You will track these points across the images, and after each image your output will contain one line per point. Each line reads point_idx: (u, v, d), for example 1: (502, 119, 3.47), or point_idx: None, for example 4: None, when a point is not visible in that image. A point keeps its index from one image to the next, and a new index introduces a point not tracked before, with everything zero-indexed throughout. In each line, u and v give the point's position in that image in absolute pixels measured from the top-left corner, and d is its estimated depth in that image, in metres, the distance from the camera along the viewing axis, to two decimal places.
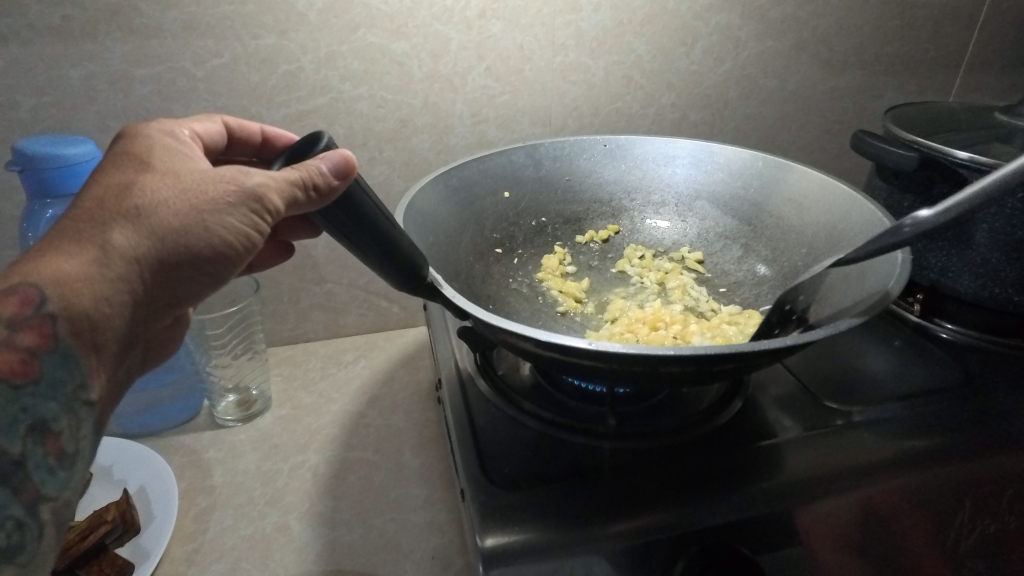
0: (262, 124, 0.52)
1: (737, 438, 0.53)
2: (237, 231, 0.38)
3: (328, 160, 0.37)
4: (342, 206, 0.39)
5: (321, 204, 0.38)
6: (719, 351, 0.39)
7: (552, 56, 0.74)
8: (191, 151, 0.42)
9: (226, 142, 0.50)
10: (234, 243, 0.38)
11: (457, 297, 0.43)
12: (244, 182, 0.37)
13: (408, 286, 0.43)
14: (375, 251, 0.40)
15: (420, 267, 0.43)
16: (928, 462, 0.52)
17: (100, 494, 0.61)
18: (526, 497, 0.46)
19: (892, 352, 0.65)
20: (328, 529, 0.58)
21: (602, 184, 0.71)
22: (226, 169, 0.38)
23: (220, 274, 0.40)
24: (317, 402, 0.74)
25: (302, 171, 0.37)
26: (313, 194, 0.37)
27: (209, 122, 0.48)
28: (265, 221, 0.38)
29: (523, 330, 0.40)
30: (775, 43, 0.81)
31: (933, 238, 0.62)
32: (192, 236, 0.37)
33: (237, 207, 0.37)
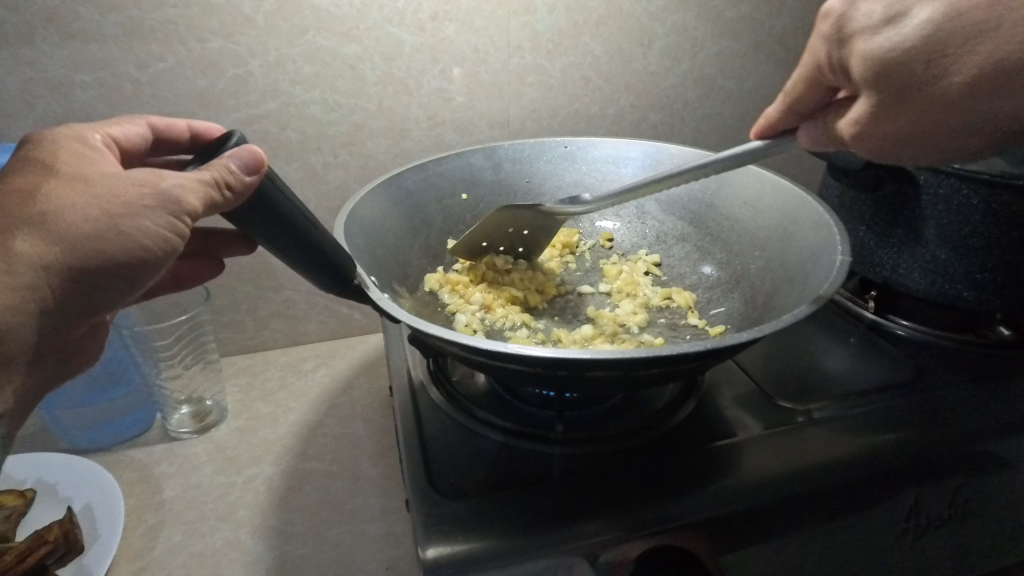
0: (189, 120, 0.49)
1: (687, 438, 0.53)
2: (156, 236, 0.35)
3: (239, 159, 0.35)
4: (258, 205, 0.37)
5: (237, 204, 0.36)
6: (650, 355, 0.38)
7: (508, 58, 0.74)
8: (98, 159, 0.38)
9: (152, 143, 0.47)
10: (152, 249, 0.36)
11: (383, 300, 0.40)
12: (159, 184, 0.35)
13: (335, 286, 0.41)
14: (298, 253, 0.38)
15: (347, 264, 0.40)
16: (878, 458, 0.52)
17: (44, 513, 0.59)
18: (472, 507, 0.45)
19: (847, 349, 0.65)
20: (281, 542, 0.57)
21: (561, 187, 0.70)
22: (137, 174, 0.36)
23: (136, 283, 0.37)
24: (275, 412, 0.73)
25: (215, 170, 0.35)
26: (228, 195, 0.35)
27: (130, 125, 0.45)
28: (185, 225, 0.36)
29: (448, 335, 0.39)
30: (731, 44, 0.81)
31: (885, 234, 0.62)
32: (106, 242, 0.34)
33: (155, 210, 0.35)
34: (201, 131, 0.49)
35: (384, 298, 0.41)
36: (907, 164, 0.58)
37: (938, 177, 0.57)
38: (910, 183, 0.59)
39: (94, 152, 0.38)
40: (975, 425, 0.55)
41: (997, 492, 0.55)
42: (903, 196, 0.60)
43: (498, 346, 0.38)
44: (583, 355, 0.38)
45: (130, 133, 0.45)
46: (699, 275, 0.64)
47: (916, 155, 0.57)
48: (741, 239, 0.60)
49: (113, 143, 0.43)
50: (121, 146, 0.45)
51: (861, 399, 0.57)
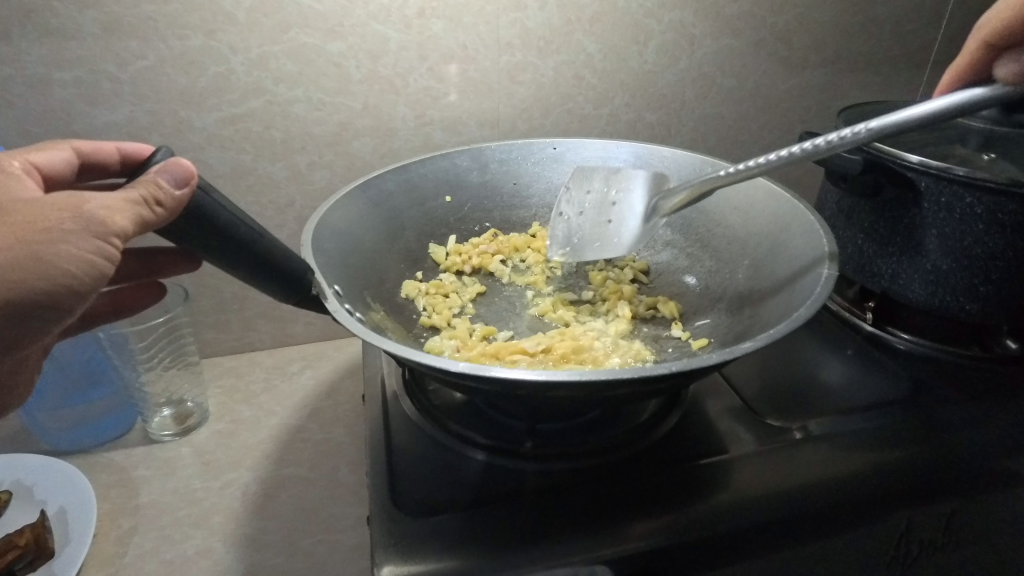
0: (119, 143, 0.47)
1: (667, 454, 0.51)
2: (80, 262, 0.33)
3: (168, 173, 0.34)
4: (192, 222, 0.35)
5: (170, 221, 0.34)
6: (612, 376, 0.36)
7: (498, 56, 0.72)
8: (19, 182, 0.38)
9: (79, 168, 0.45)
10: (79, 276, 0.33)
11: (339, 312, 0.39)
12: (80, 207, 0.33)
13: (293, 297, 0.40)
14: (249, 265, 0.37)
15: (303, 271, 0.39)
16: (867, 481, 0.50)
17: (17, 516, 0.58)
18: (434, 526, 0.44)
19: (842, 361, 0.63)
20: (253, 551, 0.56)
21: (550, 189, 0.69)
22: (58, 197, 0.34)
23: (63, 313, 0.35)
24: (257, 415, 0.72)
25: (143, 187, 0.33)
26: (159, 211, 0.33)
27: (54, 151, 0.44)
28: (113, 249, 0.34)
29: (402, 351, 0.38)
30: (731, 41, 0.78)
31: (884, 243, 0.60)
32: (24, 271, 0.32)
33: (77, 234, 0.33)
34: (131, 154, 0.47)
35: (341, 310, 0.40)
36: (909, 171, 0.55)
37: (941, 184, 0.53)
38: (910, 189, 0.55)
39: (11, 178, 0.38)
40: (973, 446, 0.53)
41: (994, 516, 0.53)
42: (902, 203, 0.57)
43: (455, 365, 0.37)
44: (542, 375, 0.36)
45: (53, 159, 0.44)
46: (683, 284, 0.62)
47: (919, 160, 0.53)
48: (729, 246, 0.59)
49: (33, 170, 0.42)
50: (42, 173, 0.43)
51: (854, 416, 0.55)
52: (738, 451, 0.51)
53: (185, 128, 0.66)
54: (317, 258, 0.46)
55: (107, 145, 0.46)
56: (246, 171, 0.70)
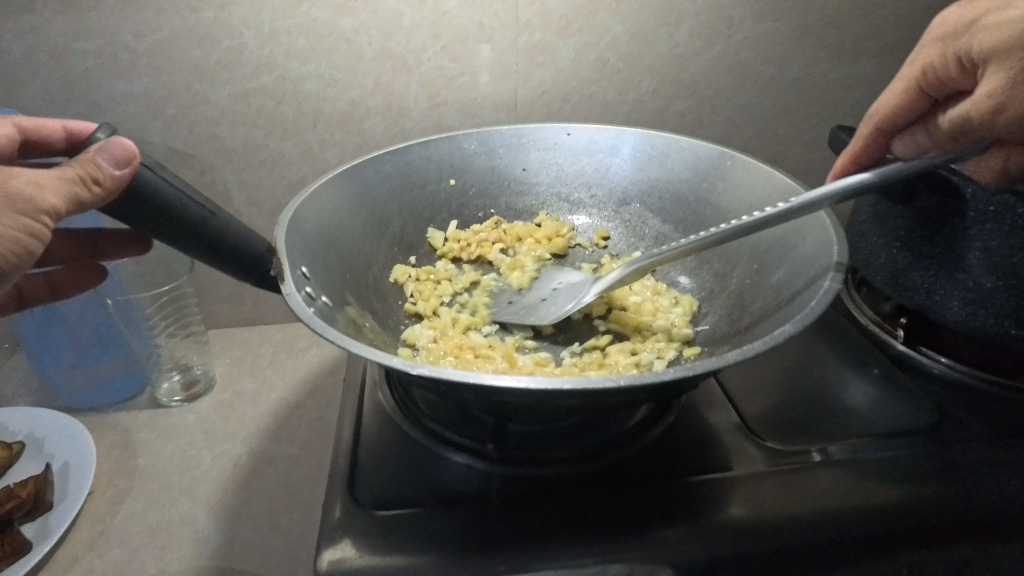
0: (64, 120, 0.46)
1: (647, 469, 0.48)
2: (4, 238, 0.33)
3: (107, 152, 0.33)
4: (137, 202, 0.34)
5: (107, 201, 0.34)
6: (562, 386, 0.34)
7: (516, 36, 0.68)
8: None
9: (23, 147, 0.46)
10: (3, 252, 0.34)
11: (291, 294, 0.38)
12: (7, 184, 0.33)
13: (251, 278, 0.40)
14: (200, 246, 0.37)
15: (260, 254, 0.39)
16: (862, 518, 0.45)
17: (25, 467, 0.61)
18: (384, 521, 0.43)
19: (862, 382, 0.57)
20: (232, 523, 0.57)
21: (559, 177, 0.65)
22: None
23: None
24: (258, 389, 0.73)
25: (77, 166, 0.33)
26: (96, 190, 0.33)
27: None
28: (40, 227, 0.34)
29: (343, 342, 0.37)
30: (774, 25, 0.72)
31: (919, 254, 0.53)
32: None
33: (1, 212, 0.33)
34: (76, 133, 0.46)
35: (296, 294, 0.39)
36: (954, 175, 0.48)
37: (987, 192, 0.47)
38: (955, 197, 0.50)
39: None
40: (999, 491, 0.47)
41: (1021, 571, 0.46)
42: (943, 211, 0.51)
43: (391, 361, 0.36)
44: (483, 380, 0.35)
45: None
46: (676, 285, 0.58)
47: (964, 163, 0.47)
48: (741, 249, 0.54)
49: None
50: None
51: (864, 444, 0.50)
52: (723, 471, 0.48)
53: (199, 102, 0.67)
54: (289, 239, 0.45)
55: (53, 124, 0.46)
56: (258, 147, 0.70)
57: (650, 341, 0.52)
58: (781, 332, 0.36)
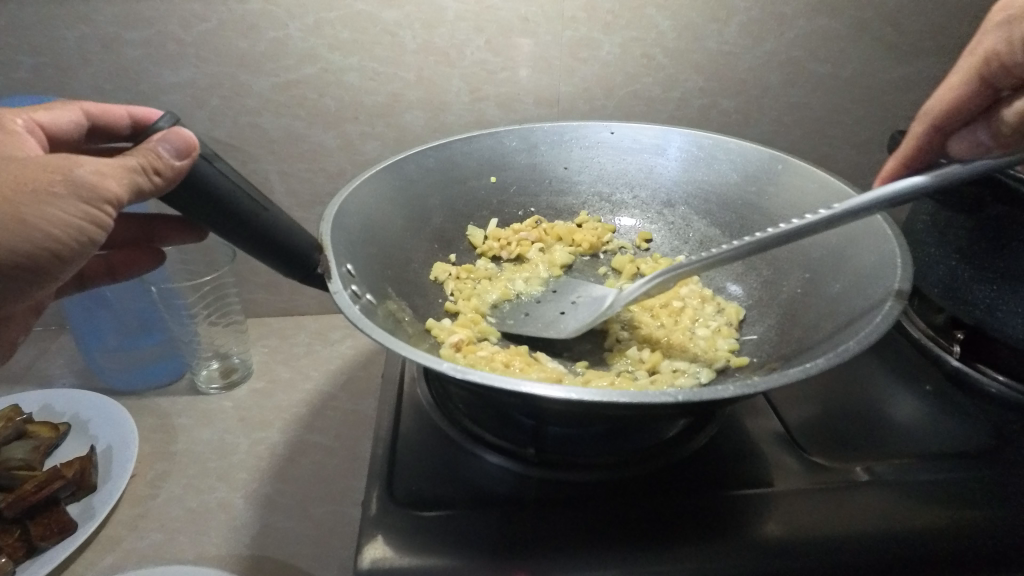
0: (130, 106, 0.46)
1: (688, 482, 0.47)
2: (68, 224, 0.35)
3: (167, 142, 0.34)
4: (192, 191, 0.35)
5: (166, 189, 0.35)
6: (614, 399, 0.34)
7: (560, 30, 0.67)
8: (20, 142, 0.39)
9: (89, 131, 0.45)
10: (66, 239, 0.35)
11: (338, 292, 0.39)
12: (72, 171, 0.35)
13: (298, 274, 0.40)
14: (250, 240, 0.37)
15: (307, 249, 0.39)
16: (913, 542, 0.43)
17: (70, 447, 0.63)
18: (421, 520, 0.43)
19: (911, 400, 0.55)
20: (267, 512, 0.58)
21: (602, 176, 0.64)
22: (54, 158, 0.35)
23: (47, 277, 0.37)
24: (293, 378, 0.74)
25: (139, 155, 0.34)
26: (156, 179, 0.34)
27: (62, 111, 0.44)
28: (102, 213, 0.36)
29: (391, 342, 0.37)
30: (828, 22, 0.69)
31: (982, 267, 0.51)
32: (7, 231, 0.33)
33: (66, 197, 0.35)
34: (140, 119, 0.46)
35: (342, 292, 0.39)
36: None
37: None
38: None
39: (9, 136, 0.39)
40: None
41: None
42: (1010, 224, 0.48)
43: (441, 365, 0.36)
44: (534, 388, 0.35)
45: (59, 119, 0.43)
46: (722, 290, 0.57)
47: None
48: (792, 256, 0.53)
49: (36, 128, 0.42)
50: (48, 132, 0.43)
51: (916, 467, 0.48)
52: (768, 487, 0.47)
53: (243, 92, 0.67)
54: (333, 235, 0.45)
55: (119, 110, 0.46)
56: (299, 138, 0.71)
57: (693, 347, 0.51)
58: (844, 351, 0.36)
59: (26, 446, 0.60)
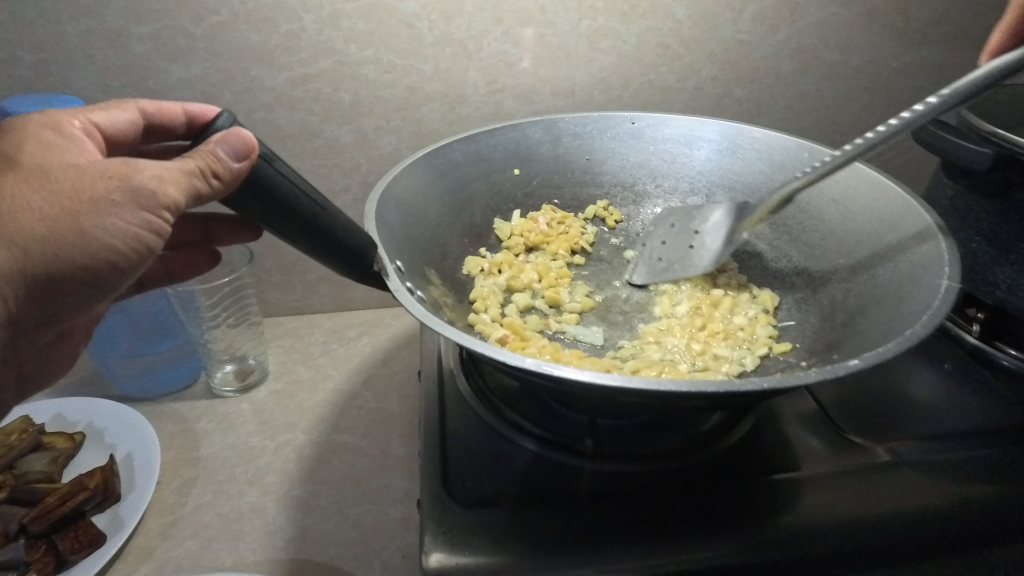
0: (184, 103, 0.47)
1: (735, 467, 0.48)
2: (127, 231, 0.36)
3: (227, 144, 0.35)
4: (253, 193, 0.37)
5: (226, 192, 0.36)
6: (691, 389, 0.34)
7: (578, 20, 0.67)
8: (79, 147, 0.40)
9: (145, 130, 0.47)
10: (126, 246, 0.36)
11: (399, 292, 0.39)
12: (130, 177, 0.35)
13: (355, 273, 0.41)
14: (310, 240, 0.39)
15: (364, 247, 0.41)
16: (958, 517, 0.45)
17: (89, 457, 0.60)
18: (484, 518, 0.43)
19: (939, 378, 0.57)
20: (303, 515, 0.57)
21: (625, 166, 0.64)
22: (111, 164, 0.36)
23: (106, 286, 0.38)
24: (313, 378, 0.72)
25: (199, 159, 0.35)
26: (215, 183, 0.35)
27: (118, 111, 0.45)
28: (160, 218, 0.37)
29: (462, 340, 0.36)
30: (839, 10, 0.70)
31: (1006, 250, 0.52)
32: (68, 243, 0.35)
33: (125, 205, 0.36)
34: (196, 117, 0.47)
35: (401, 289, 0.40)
36: None
37: None
38: None
39: (67, 140, 0.40)
40: None
41: None
42: None
43: (519, 361, 0.36)
44: (612, 381, 0.35)
45: (115, 120, 0.44)
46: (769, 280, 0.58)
47: None
48: (824, 243, 0.54)
49: (93, 131, 0.43)
50: (104, 133, 0.44)
51: (951, 444, 0.49)
52: (814, 470, 0.47)
53: (256, 88, 0.66)
54: (379, 232, 0.45)
55: (173, 107, 0.46)
56: (313, 133, 0.69)
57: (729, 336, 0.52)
58: (910, 333, 0.36)
59: (45, 458, 0.57)
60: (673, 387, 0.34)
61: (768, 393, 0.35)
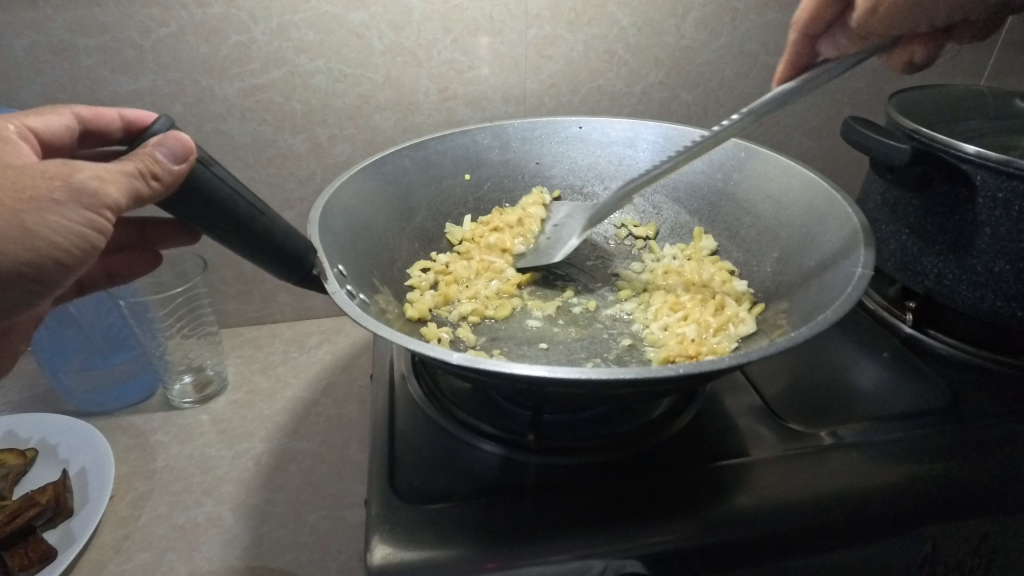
0: (119, 109, 0.47)
1: (677, 456, 0.49)
2: (71, 230, 0.36)
3: (165, 148, 0.36)
4: (192, 195, 0.38)
5: (167, 195, 0.37)
6: (614, 376, 0.36)
7: (525, 28, 0.68)
8: (14, 148, 0.41)
9: (80, 136, 0.47)
10: (70, 246, 0.36)
11: (336, 293, 0.40)
12: (71, 177, 0.36)
13: (294, 277, 0.42)
14: (246, 242, 0.40)
15: (304, 252, 0.42)
16: (893, 497, 0.46)
17: (41, 473, 0.59)
18: (430, 515, 0.43)
19: (877, 364, 0.59)
20: (259, 522, 0.57)
21: (574, 169, 0.66)
22: (50, 165, 0.36)
23: (49, 283, 0.38)
24: (273, 387, 0.73)
25: (138, 161, 0.36)
26: (156, 185, 0.36)
27: (54, 117, 0.45)
28: (104, 218, 0.37)
29: (397, 338, 0.37)
30: (777, 17, 0.73)
31: (929, 240, 0.55)
32: (11, 241, 0.34)
33: (68, 204, 0.36)
34: (132, 122, 0.47)
35: (340, 292, 0.41)
36: (962, 162, 0.50)
37: (998, 178, 0.48)
38: (964, 183, 0.50)
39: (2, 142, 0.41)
40: (1014, 469, 0.48)
41: None
42: (953, 198, 0.52)
43: (451, 358, 0.37)
44: (542, 373, 0.36)
45: (51, 125, 0.45)
46: None
47: (976, 151, 0.48)
48: (762, 238, 0.57)
49: (29, 134, 0.43)
50: (41, 138, 0.45)
51: (885, 427, 0.52)
52: (751, 456, 0.49)
53: (206, 99, 0.66)
54: (322, 237, 0.46)
55: (109, 112, 0.47)
56: (267, 143, 0.70)
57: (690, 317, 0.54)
58: (823, 319, 0.39)
59: None
60: (601, 376, 0.35)
61: (687, 377, 0.37)
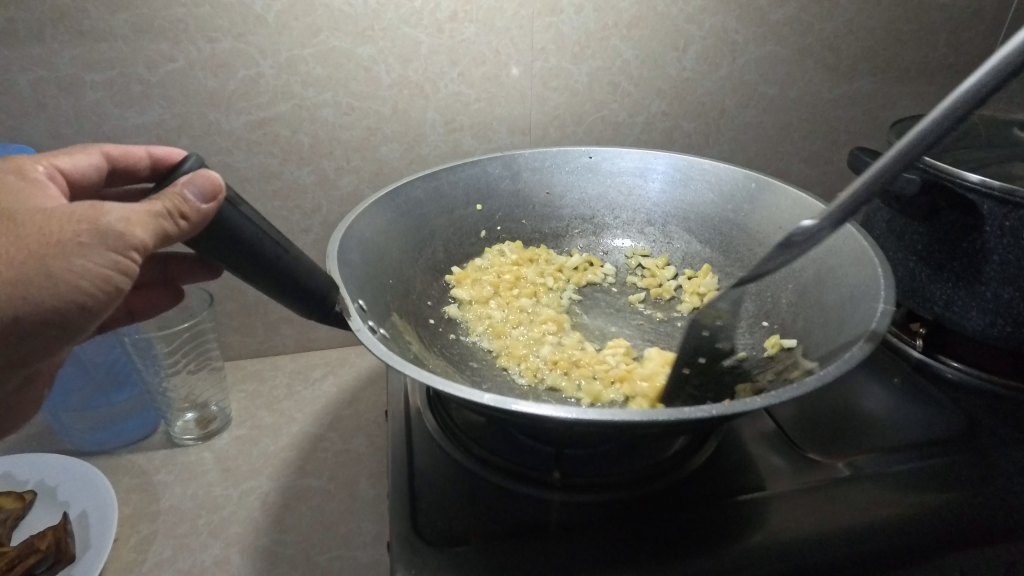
0: (148, 146, 0.48)
1: (700, 491, 0.49)
2: (96, 274, 0.36)
3: (194, 186, 0.36)
4: (219, 235, 0.37)
5: (194, 233, 0.36)
6: (645, 417, 0.35)
7: (531, 61, 0.69)
8: (42, 190, 0.40)
9: (108, 174, 0.47)
10: (94, 290, 0.36)
11: (360, 330, 0.40)
12: (97, 220, 0.35)
13: (315, 314, 0.42)
14: (269, 280, 0.39)
15: (328, 291, 0.42)
16: (918, 528, 0.46)
17: (41, 517, 0.57)
18: (454, 559, 0.42)
19: (888, 390, 0.59)
20: (268, 565, 0.55)
21: (584, 199, 0.67)
22: (78, 207, 0.36)
23: (73, 328, 0.37)
24: (277, 422, 0.71)
25: (166, 201, 0.35)
26: (183, 224, 0.35)
27: (82, 156, 0.45)
28: (131, 259, 0.36)
29: (424, 378, 0.37)
30: (776, 48, 0.75)
31: (937, 267, 0.55)
32: (34, 286, 0.34)
33: (93, 247, 0.35)
34: (160, 159, 0.48)
35: (361, 329, 0.41)
36: (967, 191, 0.50)
37: (1006, 209, 0.49)
38: (972, 214, 0.51)
39: (28, 184, 0.39)
40: None
41: None
42: (961, 227, 0.52)
43: (479, 398, 0.36)
44: (570, 415, 0.35)
45: (79, 165, 0.45)
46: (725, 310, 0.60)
47: (980, 180, 0.49)
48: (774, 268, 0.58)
49: (57, 174, 0.43)
50: (69, 177, 0.44)
51: (902, 456, 0.51)
52: (773, 489, 0.49)
53: (213, 132, 0.66)
54: (341, 272, 0.46)
55: (137, 150, 0.48)
56: (272, 175, 0.69)
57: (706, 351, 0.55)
58: (850, 356, 0.39)
59: None
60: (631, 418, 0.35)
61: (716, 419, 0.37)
